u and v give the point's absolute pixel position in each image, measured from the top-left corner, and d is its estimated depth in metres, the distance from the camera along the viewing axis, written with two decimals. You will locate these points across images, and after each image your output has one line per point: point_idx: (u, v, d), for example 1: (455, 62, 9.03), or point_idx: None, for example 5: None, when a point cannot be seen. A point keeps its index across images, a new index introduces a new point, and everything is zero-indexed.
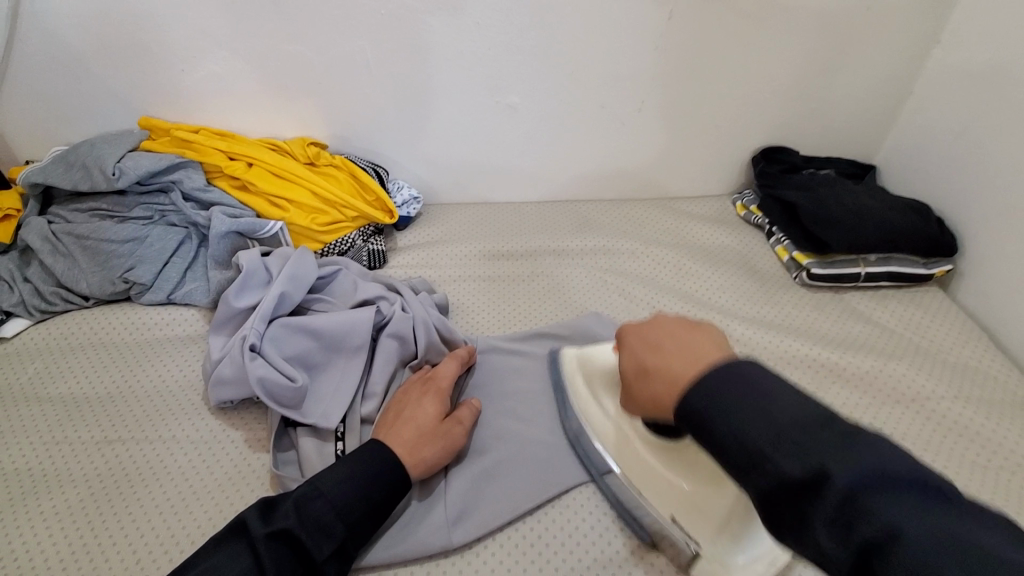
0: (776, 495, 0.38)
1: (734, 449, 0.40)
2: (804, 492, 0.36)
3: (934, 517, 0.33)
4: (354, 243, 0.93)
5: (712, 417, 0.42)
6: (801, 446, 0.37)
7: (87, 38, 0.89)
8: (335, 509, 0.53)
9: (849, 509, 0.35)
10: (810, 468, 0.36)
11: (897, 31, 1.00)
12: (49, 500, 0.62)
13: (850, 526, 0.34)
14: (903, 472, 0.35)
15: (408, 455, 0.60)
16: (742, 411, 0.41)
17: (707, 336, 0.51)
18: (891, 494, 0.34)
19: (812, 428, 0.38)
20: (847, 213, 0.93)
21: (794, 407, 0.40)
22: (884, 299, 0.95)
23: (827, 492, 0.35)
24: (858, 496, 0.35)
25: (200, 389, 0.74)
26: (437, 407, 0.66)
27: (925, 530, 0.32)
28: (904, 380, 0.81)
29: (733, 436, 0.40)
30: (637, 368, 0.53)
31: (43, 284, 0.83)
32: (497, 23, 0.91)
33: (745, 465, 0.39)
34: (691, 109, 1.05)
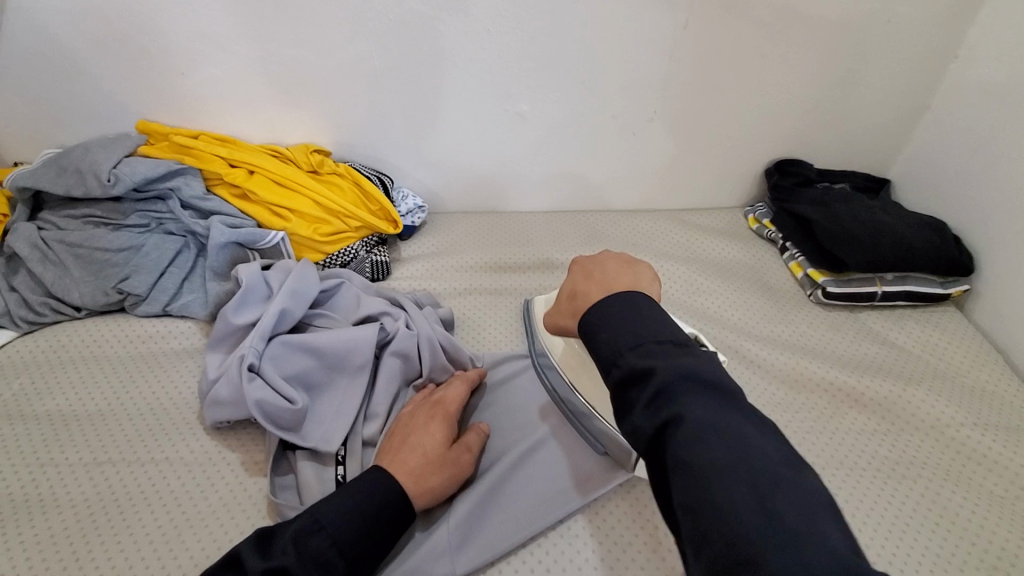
0: (620, 384, 0.46)
1: (603, 348, 0.49)
2: (637, 382, 0.45)
3: (722, 413, 0.43)
4: (356, 254, 0.91)
5: (597, 322, 0.51)
6: (649, 351, 0.46)
7: (84, 38, 0.86)
8: (335, 543, 0.50)
9: (662, 397, 0.44)
10: (645, 364, 0.45)
11: (915, 44, 0.98)
12: (32, 526, 0.59)
13: (661, 407, 0.43)
14: (713, 381, 0.44)
15: (415, 485, 0.57)
16: (621, 322, 0.49)
17: (637, 275, 0.59)
18: (700, 395, 0.43)
19: (661, 343, 0.47)
20: (863, 230, 0.91)
21: (661, 328, 0.49)
22: (900, 319, 0.92)
23: (652, 380, 0.44)
24: (672, 389, 0.44)
25: (195, 407, 0.71)
26: (446, 433, 0.63)
27: (710, 416, 0.42)
28: (921, 405, 0.78)
29: (607, 337, 0.49)
30: (570, 292, 0.60)
31: (31, 294, 0.80)
32: (506, 28, 0.88)
33: (607, 362, 0.48)
34: (704, 119, 1.03)
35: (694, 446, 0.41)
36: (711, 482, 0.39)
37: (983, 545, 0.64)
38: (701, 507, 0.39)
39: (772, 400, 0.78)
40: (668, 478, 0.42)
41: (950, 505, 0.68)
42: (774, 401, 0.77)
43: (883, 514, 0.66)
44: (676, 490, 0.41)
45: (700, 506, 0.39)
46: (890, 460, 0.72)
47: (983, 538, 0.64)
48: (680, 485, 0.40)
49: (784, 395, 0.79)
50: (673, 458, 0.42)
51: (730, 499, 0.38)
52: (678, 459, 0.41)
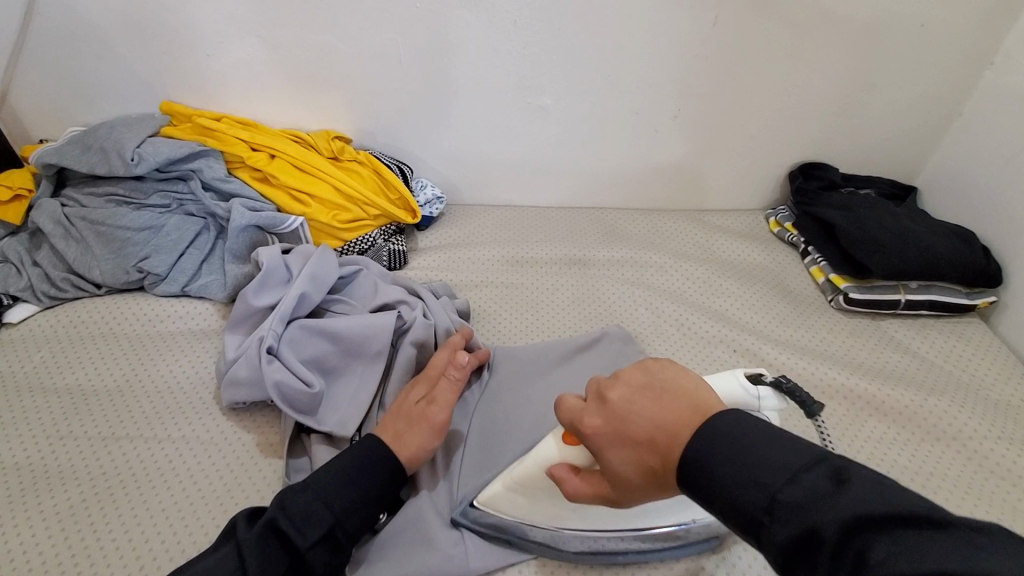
0: (784, 553, 0.35)
1: (741, 511, 0.37)
2: (800, 548, 0.34)
3: (938, 549, 0.31)
4: (375, 242, 0.91)
5: (720, 486, 0.38)
6: (799, 490, 0.36)
7: (111, 18, 0.86)
8: (320, 497, 0.51)
9: (849, 558, 0.33)
10: (800, 523, 0.35)
11: (948, 48, 0.96)
12: (50, 499, 0.59)
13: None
14: (884, 503, 0.33)
15: (391, 442, 0.58)
16: (739, 483, 0.38)
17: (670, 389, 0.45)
18: (887, 537, 0.32)
19: (798, 478, 0.36)
20: (888, 237, 0.90)
21: (770, 449, 0.38)
22: (922, 328, 0.91)
23: (822, 546, 0.33)
24: (854, 547, 0.33)
25: (211, 387, 0.72)
26: (418, 394, 0.62)
27: (909, 562, 0.31)
28: (944, 416, 0.77)
29: (734, 498, 0.38)
30: (619, 439, 0.45)
31: (53, 269, 0.80)
32: (533, 20, 0.88)
33: (750, 520, 0.37)
34: (728, 119, 1.01)
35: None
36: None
37: None
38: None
39: (789, 404, 0.77)
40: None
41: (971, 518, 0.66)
42: (791, 406, 0.77)
43: None
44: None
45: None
46: (910, 471, 0.71)
47: None
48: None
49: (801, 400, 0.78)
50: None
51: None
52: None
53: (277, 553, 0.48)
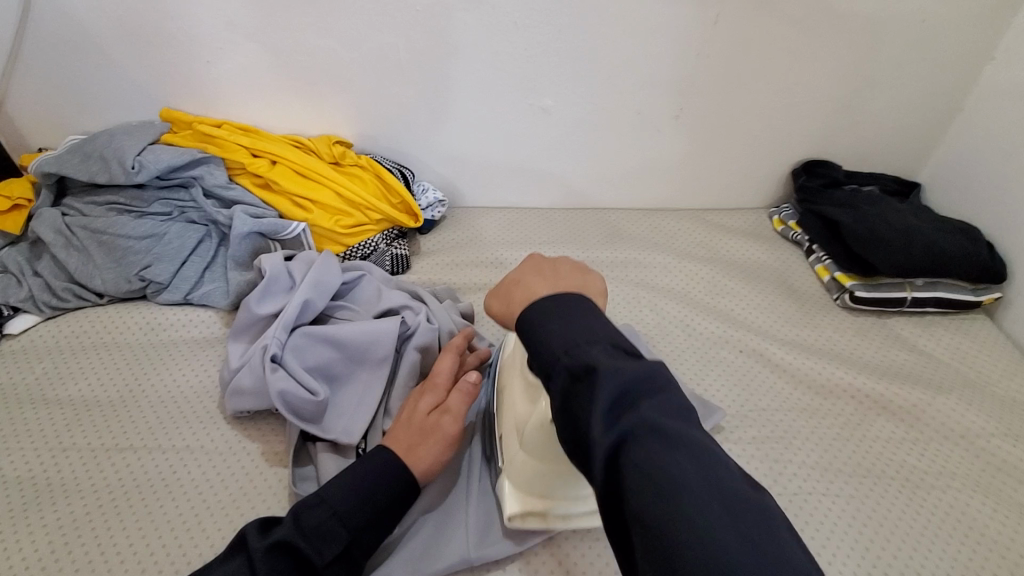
0: (569, 387, 0.38)
1: (556, 341, 0.40)
2: (581, 381, 0.37)
3: (677, 422, 0.36)
4: (377, 247, 0.90)
5: (540, 319, 0.42)
6: (612, 353, 0.39)
7: (111, 25, 0.86)
8: (335, 515, 0.51)
9: (619, 409, 0.36)
10: (589, 361, 0.38)
11: (949, 45, 0.95)
12: (54, 511, 0.59)
13: (622, 422, 0.36)
14: (662, 383, 0.38)
15: (404, 455, 0.57)
16: (568, 326, 0.41)
17: (590, 281, 0.51)
18: (654, 402, 0.37)
19: (619, 358, 0.38)
20: (892, 234, 0.89)
21: (617, 333, 0.41)
22: (928, 325, 0.90)
23: (606, 388, 0.36)
24: (625, 402, 0.36)
25: (215, 396, 0.71)
26: (428, 405, 0.61)
27: (659, 419, 0.36)
28: (951, 413, 0.77)
29: (549, 332, 0.41)
30: (511, 280, 0.51)
31: (55, 279, 0.80)
32: (533, 22, 0.87)
33: (559, 353, 0.40)
34: (729, 119, 1.01)
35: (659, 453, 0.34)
36: (682, 503, 0.33)
37: (1014, 559, 0.62)
38: (661, 531, 0.32)
39: (796, 404, 0.76)
40: (627, 501, 0.34)
41: (981, 517, 0.66)
42: (798, 406, 0.76)
43: (909, 527, 0.64)
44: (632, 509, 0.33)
45: (663, 529, 0.32)
46: (919, 470, 0.70)
47: (1013, 552, 0.63)
48: (643, 504, 0.33)
49: (808, 400, 0.77)
50: (633, 477, 0.34)
51: (700, 516, 0.32)
52: (645, 477, 0.33)
53: (290, 571, 0.47)
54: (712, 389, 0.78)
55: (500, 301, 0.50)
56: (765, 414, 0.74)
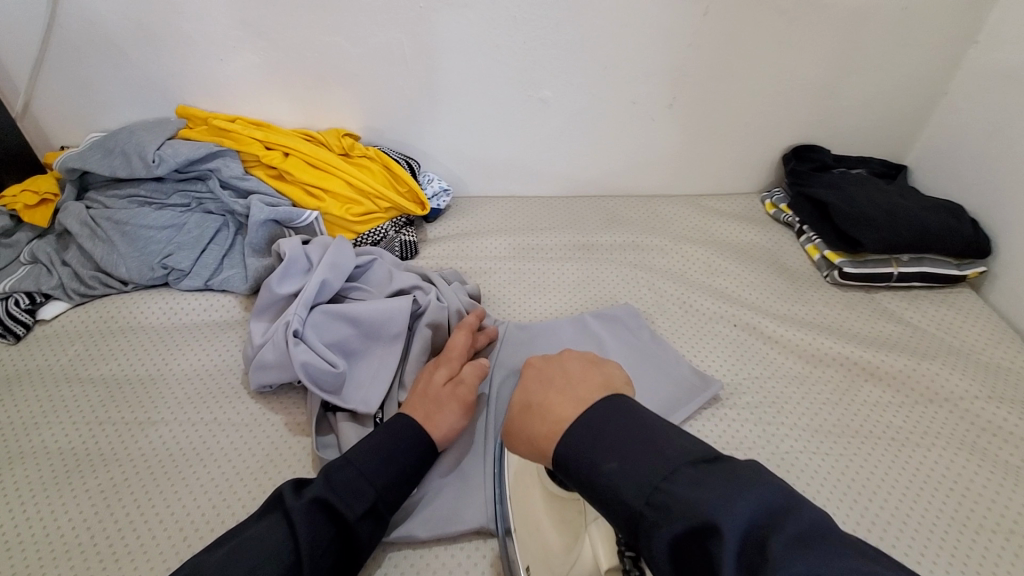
0: (680, 540, 0.35)
1: (625, 485, 0.39)
2: (696, 538, 0.34)
3: (821, 550, 0.32)
4: (387, 234, 0.94)
5: (597, 458, 0.41)
6: (693, 478, 0.37)
7: (129, 27, 0.90)
8: (363, 475, 0.54)
9: (746, 556, 0.33)
10: (693, 515, 0.35)
11: (930, 32, 1.00)
12: (95, 477, 0.63)
13: (755, 571, 0.32)
14: (784, 506, 0.35)
15: (421, 420, 0.61)
16: (623, 453, 0.41)
17: (604, 373, 0.51)
18: (786, 534, 0.33)
19: (697, 465, 0.38)
20: (879, 212, 0.93)
21: (677, 445, 0.40)
22: (915, 299, 0.95)
23: (721, 536, 0.33)
24: (752, 540, 0.34)
25: (239, 374, 0.75)
26: (444, 376, 0.66)
27: (802, 558, 0.32)
28: (937, 378, 0.81)
29: (614, 471, 0.40)
30: (521, 403, 0.49)
31: (82, 268, 0.84)
32: (532, 16, 0.91)
33: (638, 506, 0.38)
34: (721, 107, 1.05)
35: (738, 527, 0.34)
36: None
37: (996, 508, 0.66)
38: None
39: (789, 373, 0.81)
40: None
41: (964, 471, 0.70)
42: (791, 375, 0.80)
43: (896, 481, 0.69)
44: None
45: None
46: (906, 430, 0.74)
47: (994, 502, 0.67)
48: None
49: (800, 369, 0.81)
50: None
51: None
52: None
53: (325, 526, 0.50)
54: (709, 361, 0.82)
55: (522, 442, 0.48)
56: (759, 382, 0.78)
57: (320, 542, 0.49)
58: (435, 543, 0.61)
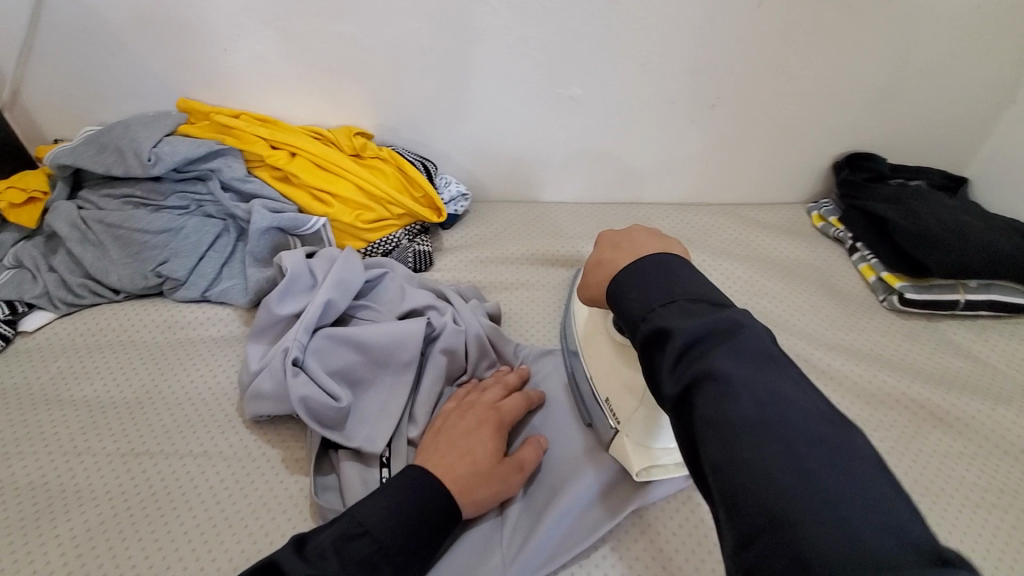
0: (647, 345, 0.42)
1: (634, 308, 0.45)
2: (656, 345, 0.41)
3: (747, 366, 0.38)
4: (399, 243, 0.87)
5: (629, 291, 0.46)
6: (687, 311, 0.42)
7: (126, 12, 0.83)
8: (381, 549, 0.48)
9: (690, 360, 0.39)
10: (672, 329, 0.41)
11: (1013, 29, 0.88)
12: (68, 519, 0.56)
13: (688, 368, 0.39)
14: (730, 331, 0.40)
15: (461, 495, 0.54)
16: (652, 288, 0.45)
17: (665, 242, 0.57)
18: (725, 351, 0.39)
19: (700, 305, 0.43)
20: (947, 233, 0.83)
21: (692, 284, 0.45)
22: (984, 330, 0.85)
23: (671, 343, 0.40)
24: (696, 351, 0.39)
25: (234, 398, 0.68)
26: (496, 445, 0.59)
27: (740, 381, 0.37)
28: (1015, 427, 0.71)
29: (637, 297, 0.45)
30: (595, 260, 0.58)
31: (71, 275, 0.78)
32: (564, 6, 0.82)
33: (637, 318, 0.44)
34: (769, 109, 0.95)
35: (724, 403, 0.36)
36: (745, 444, 0.34)
37: None
38: (728, 466, 0.34)
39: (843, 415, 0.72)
40: (697, 441, 0.37)
41: None
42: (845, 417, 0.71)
43: (974, 550, 0.60)
44: (711, 466, 0.35)
45: (726, 463, 0.34)
46: (981, 488, 0.65)
47: None
48: (708, 445, 0.36)
49: (856, 410, 0.73)
50: (698, 419, 0.37)
51: (754, 451, 0.34)
52: (705, 419, 0.36)
53: None
54: None
55: (592, 286, 0.58)
56: None
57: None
58: None
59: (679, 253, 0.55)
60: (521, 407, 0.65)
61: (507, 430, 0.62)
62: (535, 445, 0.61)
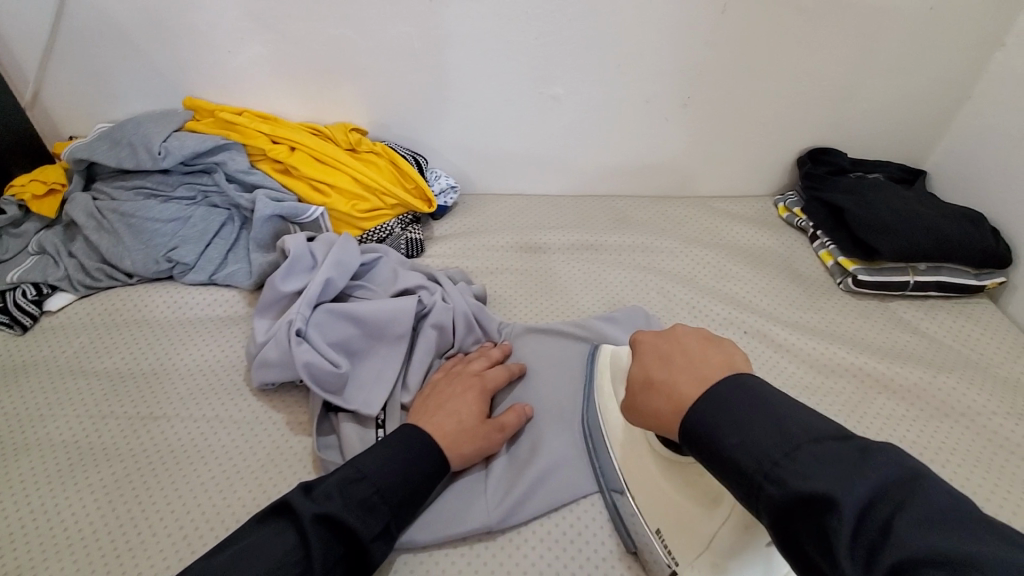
0: (793, 507, 0.37)
1: (745, 459, 0.40)
2: (812, 508, 0.36)
3: (943, 532, 0.33)
4: (393, 231, 0.93)
5: (715, 431, 0.43)
6: (821, 458, 0.38)
7: (139, 17, 0.89)
8: (378, 491, 0.55)
9: (869, 531, 0.35)
10: (816, 488, 0.36)
11: (958, 33, 0.96)
12: (97, 473, 0.63)
13: (866, 539, 0.34)
14: (907, 480, 0.36)
15: (448, 448, 0.61)
16: (752, 432, 0.41)
17: (724, 348, 0.50)
18: (916, 511, 0.34)
19: (823, 442, 0.39)
20: (897, 219, 0.91)
21: (798, 422, 0.41)
22: (931, 308, 0.92)
23: (841, 511, 0.35)
24: (877, 514, 0.35)
25: (242, 370, 0.74)
26: (480, 407, 0.65)
27: (928, 536, 0.33)
28: (953, 392, 0.79)
29: (739, 445, 0.41)
30: (642, 379, 0.50)
31: (88, 260, 0.84)
32: (545, 11, 0.89)
33: (756, 475, 0.39)
34: (737, 107, 1.03)
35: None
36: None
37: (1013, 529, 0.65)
38: None
39: (798, 383, 0.79)
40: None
41: (979, 489, 0.68)
42: (800, 384, 0.79)
43: None
44: None
45: None
46: (920, 445, 0.72)
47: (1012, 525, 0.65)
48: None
49: (810, 379, 0.80)
50: None
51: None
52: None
53: (336, 541, 0.51)
54: None
55: (651, 414, 0.49)
56: None
57: (330, 555, 0.50)
58: (432, 549, 0.60)
59: (745, 366, 0.48)
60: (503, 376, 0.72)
61: (491, 395, 0.69)
62: (518, 410, 0.68)
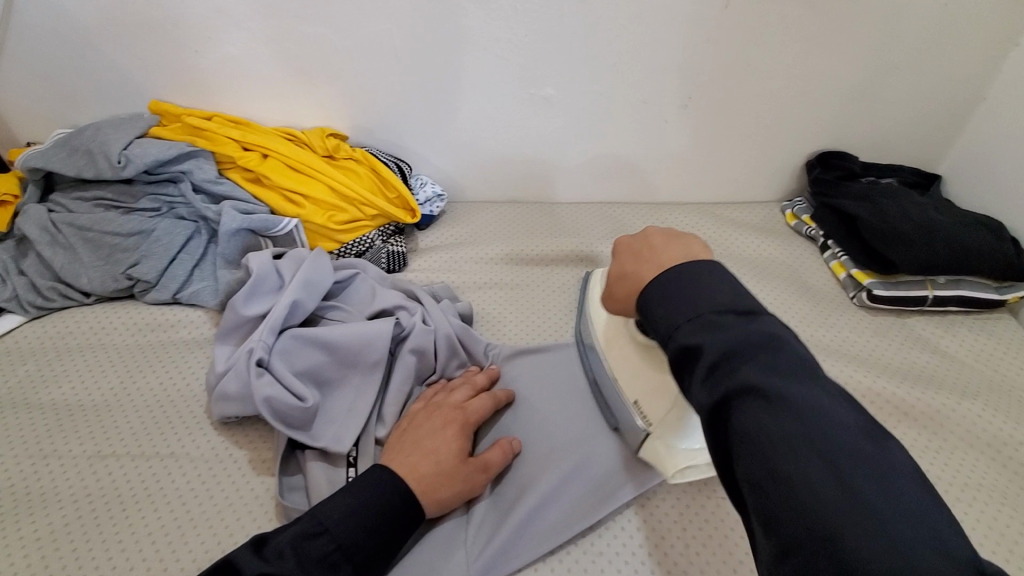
0: (677, 362, 0.39)
1: (659, 326, 0.41)
2: (685, 360, 0.38)
3: (785, 379, 0.35)
4: (373, 243, 0.87)
5: (656, 305, 0.42)
6: (713, 322, 0.38)
7: (97, 15, 0.83)
8: (340, 547, 0.48)
9: (722, 373, 0.36)
10: (687, 340, 0.38)
11: (978, 28, 0.90)
12: (33, 521, 0.56)
13: (720, 381, 0.36)
14: (766, 341, 0.37)
15: (423, 495, 0.54)
16: (680, 302, 0.41)
17: (688, 241, 0.48)
18: (762, 362, 0.36)
19: (730, 314, 0.39)
20: (914, 229, 0.85)
21: (722, 294, 0.40)
22: (951, 325, 0.86)
23: (703, 358, 0.37)
24: (729, 364, 0.36)
25: (203, 400, 0.68)
26: (460, 445, 0.59)
27: (766, 380, 0.35)
28: (979, 420, 0.72)
29: (665, 314, 0.41)
30: (617, 273, 0.51)
31: (40, 278, 0.77)
32: (533, 8, 0.83)
33: (664, 336, 0.40)
34: (739, 108, 0.96)
35: (763, 416, 0.34)
36: (781, 456, 0.33)
37: None
38: (765, 482, 0.33)
39: None
40: (731, 451, 0.35)
41: (1012, 532, 0.62)
42: None
43: None
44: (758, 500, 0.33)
45: (769, 480, 0.33)
46: (943, 481, 0.66)
47: None
48: (744, 459, 0.34)
49: None
50: (733, 432, 0.35)
51: (801, 468, 0.32)
52: (745, 438, 0.34)
53: None
54: None
55: (619, 301, 0.51)
56: None
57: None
58: None
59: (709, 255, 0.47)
60: (488, 406, 0.65)
61: (473, 430, 0.62)
62: (504, 447, 0.61)
